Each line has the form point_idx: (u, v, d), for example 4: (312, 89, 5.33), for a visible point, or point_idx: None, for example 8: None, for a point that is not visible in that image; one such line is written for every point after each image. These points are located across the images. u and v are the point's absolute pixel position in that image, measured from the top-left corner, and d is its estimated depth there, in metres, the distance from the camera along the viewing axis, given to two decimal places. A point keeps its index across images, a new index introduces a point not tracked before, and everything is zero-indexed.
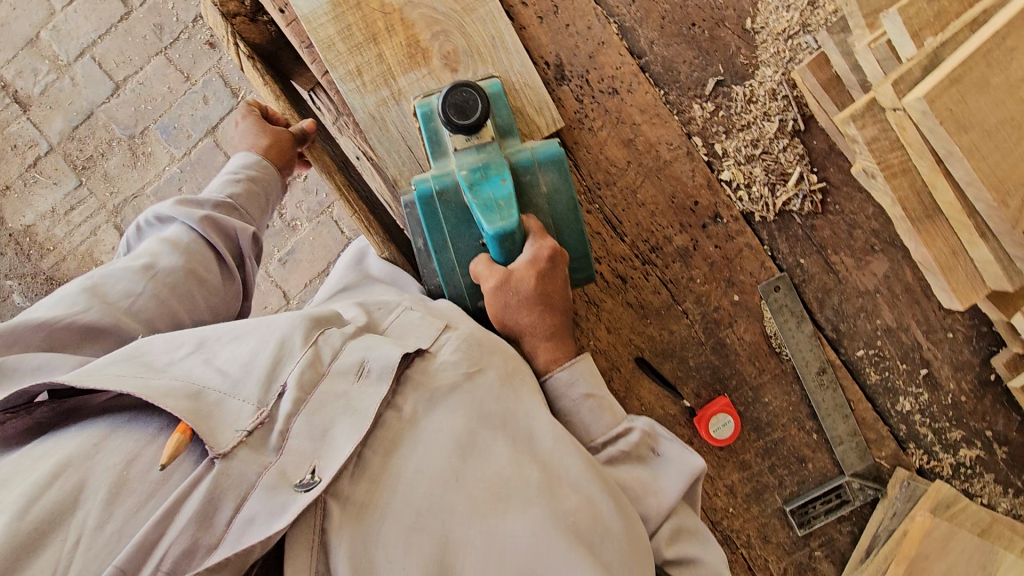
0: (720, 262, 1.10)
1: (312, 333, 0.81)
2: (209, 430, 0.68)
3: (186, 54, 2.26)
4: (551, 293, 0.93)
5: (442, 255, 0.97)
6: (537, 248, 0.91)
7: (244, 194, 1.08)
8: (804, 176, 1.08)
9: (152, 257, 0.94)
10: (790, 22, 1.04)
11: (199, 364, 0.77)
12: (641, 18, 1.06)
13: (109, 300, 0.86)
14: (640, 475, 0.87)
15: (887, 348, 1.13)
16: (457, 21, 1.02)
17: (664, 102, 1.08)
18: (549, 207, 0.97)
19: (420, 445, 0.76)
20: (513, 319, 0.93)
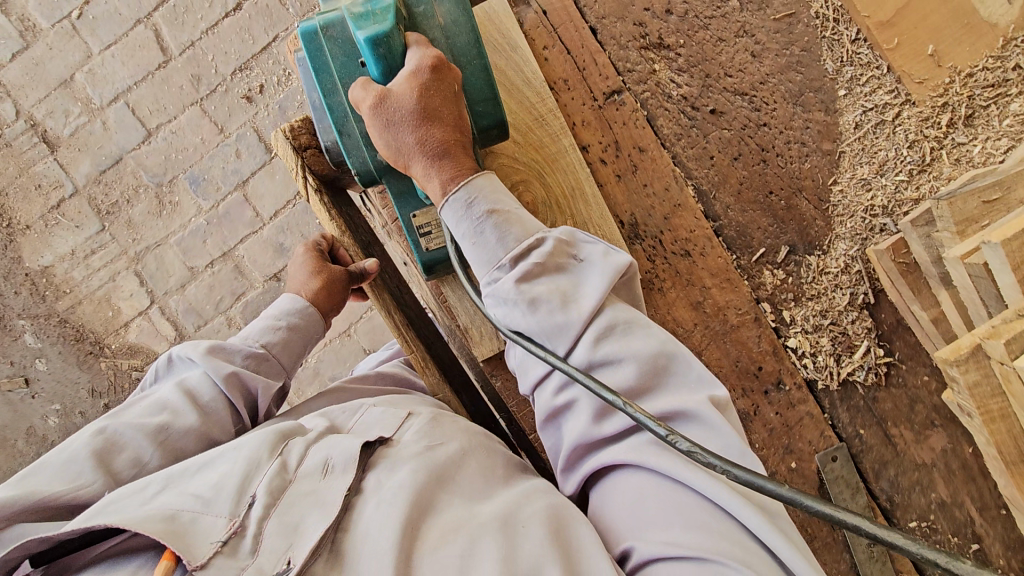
0: (780, 429, 1.09)
1: (277, 446, 0.78)
2: (186, 547, 0.65)
3: (222, 107, 2.23)
4: (440, 117, 0.79)
5: (335, 100, 0.85)
6: (420, 60, 0.78)
7: (281, 344, 1.01)
8: (871, 348, 1.08)
9: (168, 411, 0.87)
10: (871, 201, 1.03)
11: (171, 493, 0.73)
12: (719, 182, 1.05)
13: (115, 474, 0.79)
14: (559, 286, 0.76)
15: (940, 522, 1.12)
16: (537, 171, 0.99)
17: (735, 266, 1.07)
18: (446, 41, 0.84)
19: (379, 507, 0.70)
20: (402, 149, 0.79)
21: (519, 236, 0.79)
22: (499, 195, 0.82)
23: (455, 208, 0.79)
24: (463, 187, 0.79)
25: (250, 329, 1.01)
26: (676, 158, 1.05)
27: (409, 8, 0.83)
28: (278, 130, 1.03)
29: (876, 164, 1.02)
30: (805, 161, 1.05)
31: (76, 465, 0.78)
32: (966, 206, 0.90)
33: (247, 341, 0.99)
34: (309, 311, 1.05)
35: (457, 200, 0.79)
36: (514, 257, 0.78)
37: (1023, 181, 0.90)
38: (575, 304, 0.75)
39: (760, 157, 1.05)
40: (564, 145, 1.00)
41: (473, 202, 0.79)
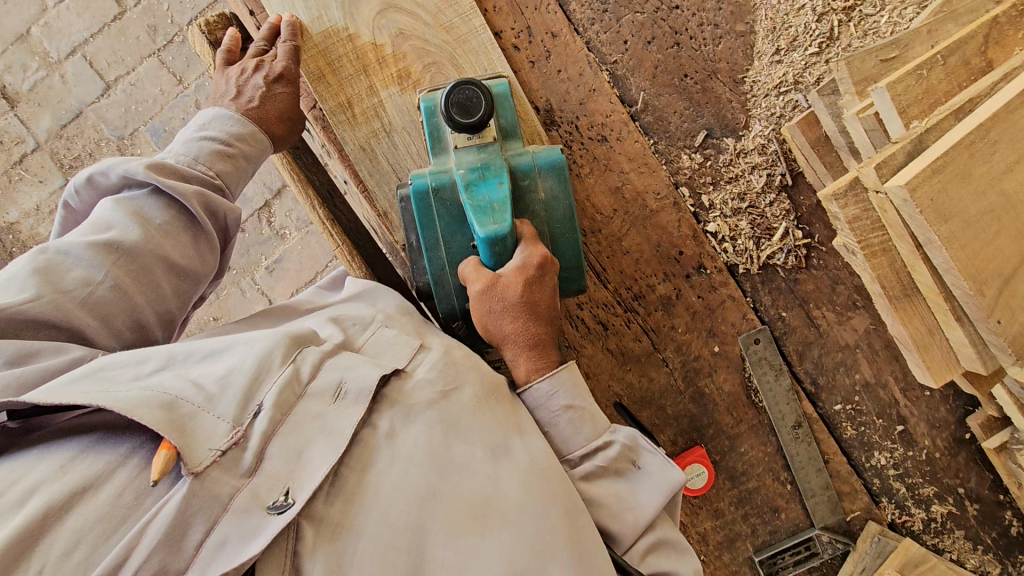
0: (702, 312, 1.10)
1: (290, 349, 0.74)
2: (187, 444, 0.62)
3: (179, 57, 2.23)
4: (543, 349, 0.84)
5: (433, 253, 0.89)
6: (527, 255, 0.83)
7: (234, 173, 0.88)
8: (790, 231, 1.09)
9: (114, 229, 0.76)
10: (782, 78, 1.04)
11: (171, 377, 0.68)
12: (634, 67, 1.06)
13: (62, 290, 0.70)
14: (600, 424, 0.83)
15: (865, 403, 1.14)
16: (448, 53, 1.01)
17: (653, 151, 1.08)
18: (547, 215, 0.89)
19: (394, 464, 0.70)
20: (499, 331, 0.84)
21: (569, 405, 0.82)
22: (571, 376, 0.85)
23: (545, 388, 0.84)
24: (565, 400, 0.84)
25: (191, 147, 0.86)
26: (590, 43, 1.05)
27: (516, 180, 0.88)
28: (193, 24, 1.05)
29: (786, 41, 1.03)
30: (718, 43, 1.06)
31: (15, 283, 0.69)
32: (865, 65, 0.90)
33: (197, 164, 0.85)
34: (240, 128, 0.90)
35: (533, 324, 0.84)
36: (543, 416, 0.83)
37: (919, 39, 0.91)
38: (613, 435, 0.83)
39: (674, 40, 1.06)
40: (475, 26, 1.01)
41: (570, 413, 0.83)
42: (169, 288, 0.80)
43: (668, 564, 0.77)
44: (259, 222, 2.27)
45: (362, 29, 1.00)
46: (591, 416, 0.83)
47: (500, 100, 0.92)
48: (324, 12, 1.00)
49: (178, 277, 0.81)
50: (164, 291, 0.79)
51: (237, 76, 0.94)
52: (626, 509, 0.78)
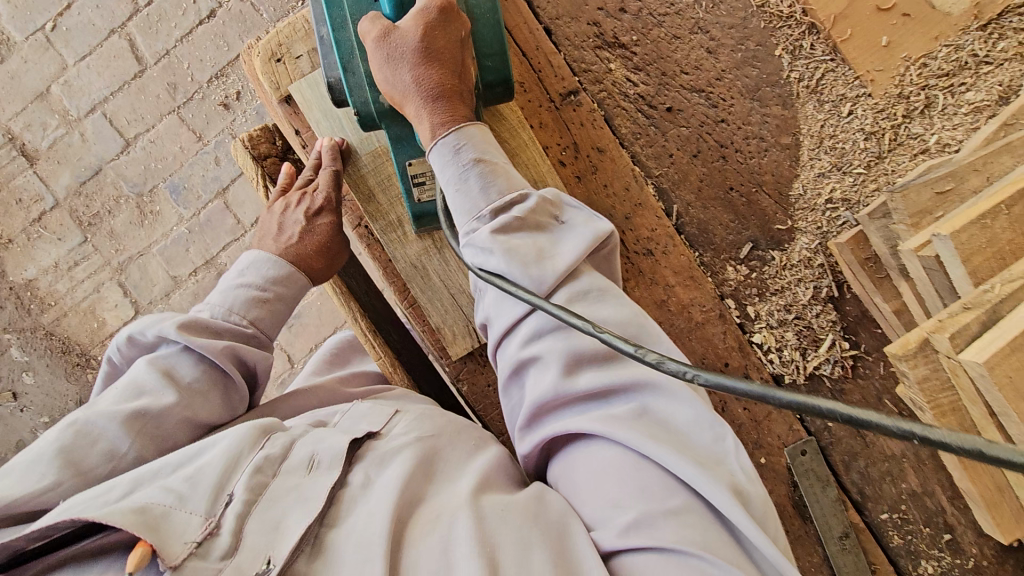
0: (748, 424, 1.09)
1: (258, 438, 0.71)
2: (162, 539, 0.58)
3: (199, 115, 2.22)
4: (443, 53, 0.79)
5: (399, 143, 0.88)
6: (479, 113, 0.81)
7: (268, 318, 0.86)
8: (836, 342, 1.08)
9: (145, 396, 0.73)
10: (829, 192, 1.03)
11: (140, 488, 0.64)
12: (679, 180, 1.05)
13: (83, 473, 0.66)
14: (538, 241, 0.75)
15: (911, 512, 1.12)
16: None
17: (698, 263, 1.07)
18: (504, 88, 0.86)
19: (366, 500, 0.64)
20: (399, 85, 0.79)
21: (503, 189, 0.78)
22: (489, 147, 0.81)
23: (442, 151, 0.79)
24: (454, 132, 0.79)
25: (226, 297, 0.85)
26: (635, 158, 1.05)
27: None
28: (237, 140, 1.05)
29: (834, 157, 1.02)
30: (764, 157, 1.05)
31: (36, 466, 0.65)
32: (920, 197, 0.89)
33: (231, 315, 0.83)
34: (277, 270, 0.88)
35: (446, 143, 0.79)
36: (493, 209, 0.76)
37: (974, 172, 0.90)
38: (551, 260, 0.74)
39: (719, 154, 1.05)
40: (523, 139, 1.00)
41: (462, 148, 0.79)
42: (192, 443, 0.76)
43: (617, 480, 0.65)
44: None
45: None
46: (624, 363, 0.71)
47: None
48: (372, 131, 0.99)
49: (200, 429, 0.77)
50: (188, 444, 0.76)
51: (281, 211, 0.94)
52: (543, 260, 0.74)
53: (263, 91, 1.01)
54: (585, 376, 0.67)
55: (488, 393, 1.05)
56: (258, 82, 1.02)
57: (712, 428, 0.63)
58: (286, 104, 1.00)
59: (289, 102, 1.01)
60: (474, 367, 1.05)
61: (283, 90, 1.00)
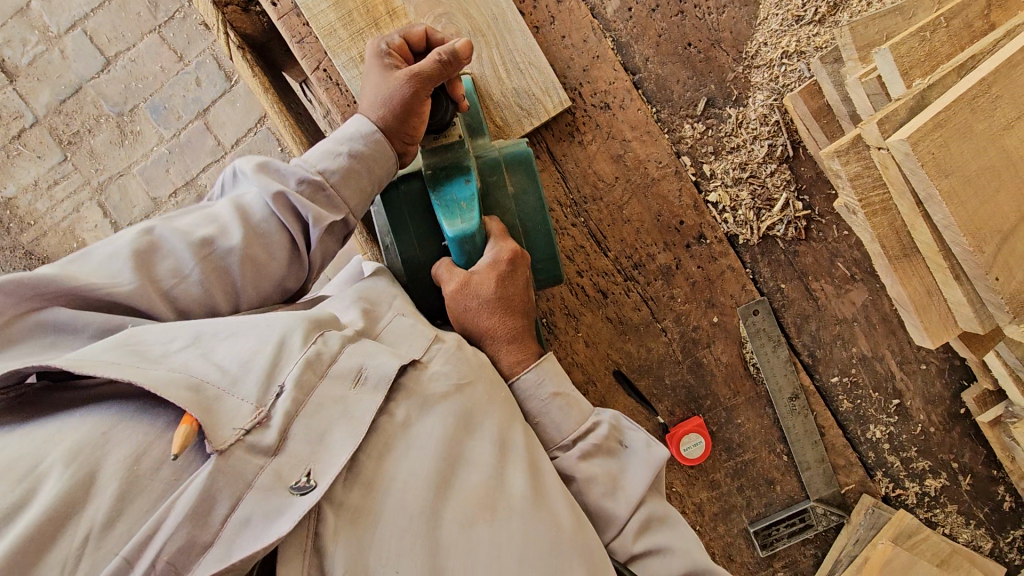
0: (702, 283, 1.10)
1: (311, 337, 0.73)
2: (212, 423, 0.63)
3: (180, 34, 2.21)
4: (513, 301, 0.88)
5: (409, 258, 0.95)
6: (498, 251, 0.88)
7: (342, 174, 0.82)
8: (790, 202, 1.09)
9: (210, 223, 0.78)
10: (785, 46, 1.04)
11: (195, 358, 0.68)
12: (637, 35, 1.06)
13: (158, 284, 0.73)
14: (610, 469, 0.82)
15: (862, 376, 1.14)
16: (460, 5, 1.02)
17: (656, 119, 1.08)
18: (516, 209, 0.95)
19: (410, 450, 0.72)
20: (476, 326, 0.87)
21: (576, 421, 0.84)
22: (562, 375, 0.88)
23: (525, 384, 0.85)
24: (533, 367, 0.86)
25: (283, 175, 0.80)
26: (595, 11, 1.06)
27: (485, 179, 0.93)
28: None
29: (791, 11, 1.03)
30: (722, 12, 1.05)
31: (116, 262, 0.72)
32: (869, 31, 0.90)
33: (301, 162, 0.81)
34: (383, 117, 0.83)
35: (528, 379, 0.85)
36: (572, 438, 0.83)
37: (924, 6, 0.91)
38: (622, 487, 0.81)
39: (678, 9, 1.06)
40: None
41: (542, 382, 0.85)
42: (281, 271, 0.82)
43: (661, 539, 0.79)
44: None
45: None
46: (576, 403, 0.86)
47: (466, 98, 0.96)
48: None
49: (265, 279, 0.81)
50: (277, 268, 0.81)
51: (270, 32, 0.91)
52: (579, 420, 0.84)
53: None
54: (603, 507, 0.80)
55: None
56: None
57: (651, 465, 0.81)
58: None
59: None
60: None
61: None
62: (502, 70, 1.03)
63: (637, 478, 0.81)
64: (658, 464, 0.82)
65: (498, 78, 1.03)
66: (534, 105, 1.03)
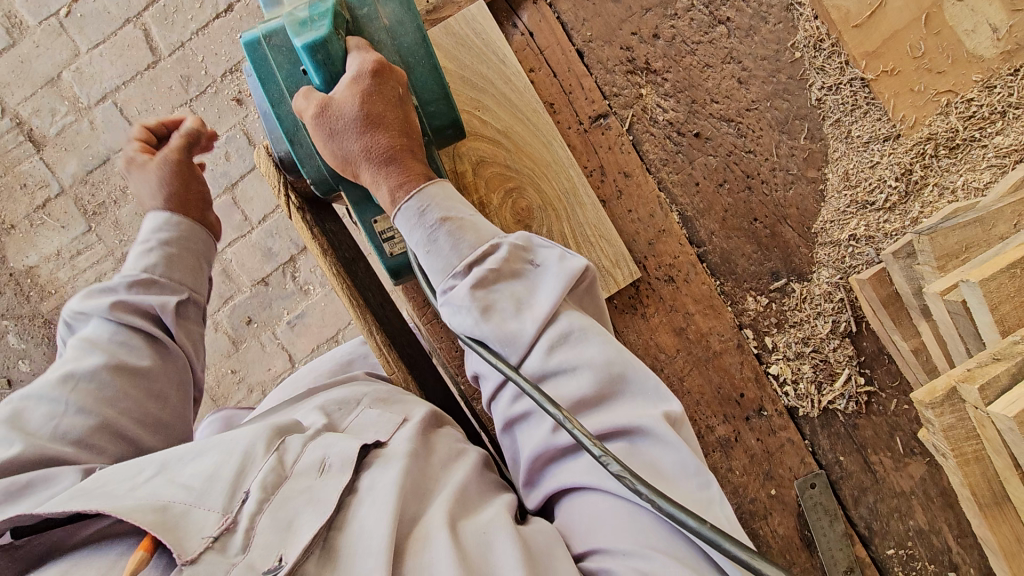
0: (760, 455, 1.09)
1: (274, 441, 0.73)
2: (176, 538, 0.60)
3: (211, 109, 2.19)
4: (385, 118, 0.76)
5: (299, 136, 0.85)
6: (361, 63, 0.76)
7: (176, 251, 0.94)
8: (852, 376, 1.08)
9: (71, 361, 0.81)
10: (854, 229, 1.03)
11: (159, 483, 0.67)
12: (703, 209, 1.05)
13: (27, 431, 0.73)
14: (514, 292, 0.73)
15: (918, 549, 1.12)
16: (529, 177, 0.99)
17: (719, 292, 1.06)
18: (393, 41, 0.82)
19: (364, 506, 0.66)
20: (350, 157, 0.78)
21: (474, 243, 0.75)
22: (455, 202, 0.78)
23: (409, 216, 0.76)
24: (416, 195, 0.77)
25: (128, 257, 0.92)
26: (661, 184, 1.04)
27: (352, 10, 0.80)
28: (261, 147, 1.05)
29: (861, 195, 1.02)
30: (789, 189, 1.05)
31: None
32: (947, 241, 0.90)
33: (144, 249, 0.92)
34: None
35: (410, 208, 0.76)
36: (466, 264, 0.74)
37: (1003, 218, 0.90)
38: (528, 309, 0.72)
39: (746, 184, 1.05)
40: (555, 149, 0.99)
41: (426, 211, 0.76)
42: (155, 368, 0.85)
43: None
44: (283, 277, 2.19)
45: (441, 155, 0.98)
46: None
47: None
48: None
49: (143, 380, 0.84)
50: (156, 368, 0.86)
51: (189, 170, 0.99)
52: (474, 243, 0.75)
53: None
54: (524, 359, 0.70)
55: None
56: None
57: (559, 274, 0.72)
58: None
59: None
60: None
61: None
62: (572, 242, 1.00)
63: (546, 295, 0.72)
64: (574, 275, 0.72)
65: (568, 250, 1.00)
66: (603, 278, 1.01)
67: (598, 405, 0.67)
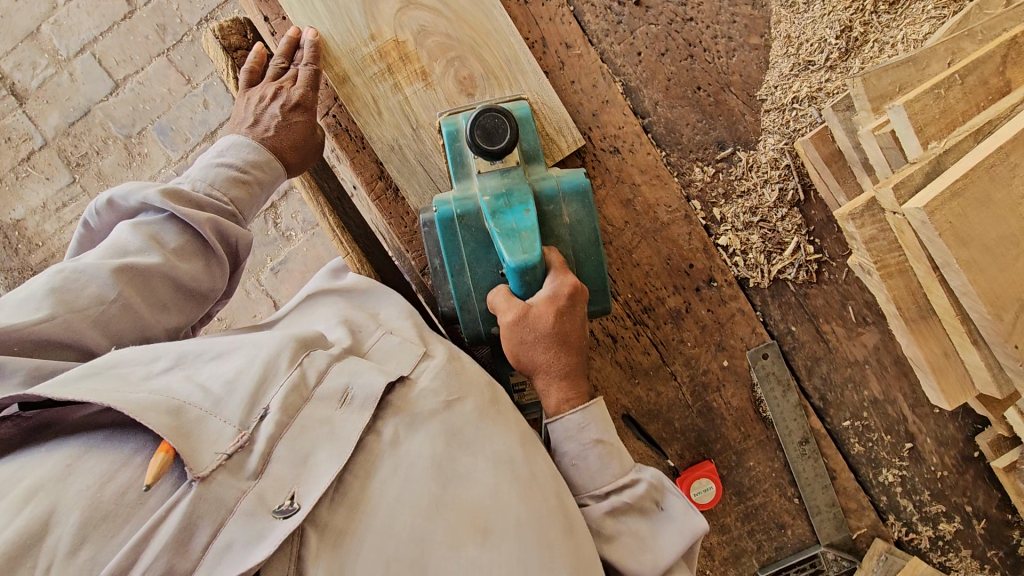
0: (712, 326, 1.10)
1: (296, 356, 0.75)
2: (191, 451, 0.64)
3: (188, 56, 2.21)
4: (568, 332, 0.82)
5: (460, 280, 0.88)
6: (557, 284, 0.81)
7: (245, 199, 0.89)
8: (801, 245, 1.08)
9: (132, 255, 0.78)
10: (796, 92, 1.03)
11: (178, 381, 0.70)
12: (647, 79, 1.06)
13: (76, 310, 0.72)
14: (629, 489, 0.81)
15: (874, 420, 1.13)
16: (470, 46, 1.00)
17: (665, 163, 1.07)
18: (570, 240, 0.88)
19: (399, 473, 0.71)
20: (531, 361, 0.82)
21: (596, 435, 0.82)
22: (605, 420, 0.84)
23: (567, 427, 0.82)
24: (579, 411, 0.82)
25: (207, 172, 0.87)
26: (604, 55, 1.05)
27: (542, 208, 0.87)
28: (207, 28, 1.05)
29: (802, 57, 1.03)
30: (732, 56, 1.05)
31: (31, 304, 0.70)
32: (880, 82, 0.90)
33: (213, 191, 0.86)
34: None
35: (572, 422, 0.82)
36: (603, 484, 0.81)
37: (936, 57, 0.90)
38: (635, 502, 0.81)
39: (688, 53, 1.05)
40: (494, 16, 1.00)
41: (585, 428, 0.82)
42: (201, 279, 0.84)
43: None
44: (265, 224, 2.22)
45: (382, 27, 0.99)
46: (618, 452, 0.83)
47: (522, 123, 0.91)
48: (345, 12, 0.99)
49: (164, 291, 0.80)
50: (202, 276, 0.84)
51: (255, 104, 0.94)
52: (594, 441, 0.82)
53: None
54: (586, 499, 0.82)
55: None
56: None
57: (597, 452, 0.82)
58: None
59: None
60: None
61: None
62: None
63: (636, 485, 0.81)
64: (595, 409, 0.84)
65: None
66: (546, 146, 1.02)
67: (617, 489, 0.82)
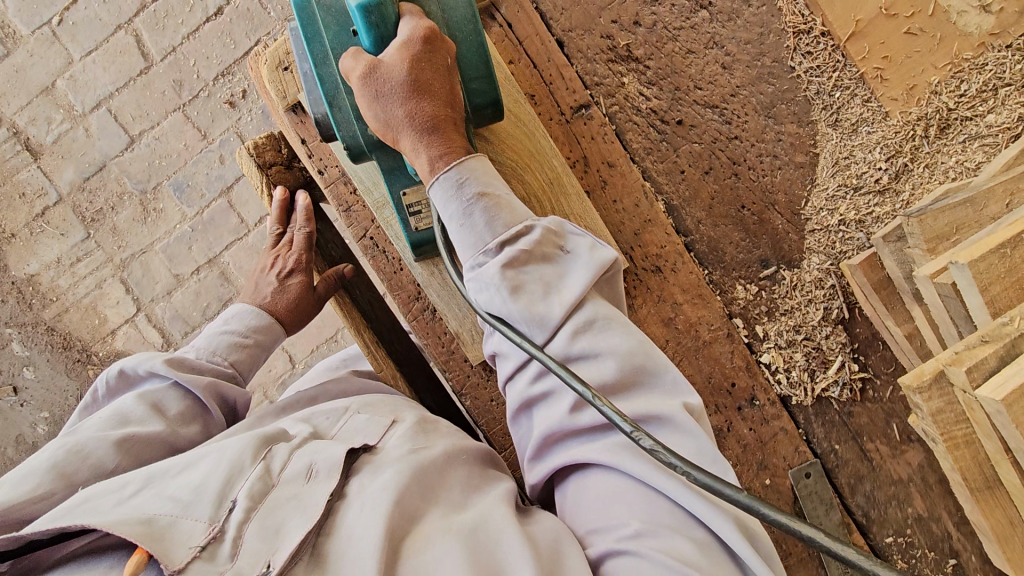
0: (753, 445, 1.07)
1: (260, 451, 0.73)
2: (163, 549, 0.60)
3: (204, 112, 2.19)
4: (432, 84, 0.75)
5: (324, 70, 0.78)
6: (413, 28, 0.74)
7: (247, 361, 0.95)
8: (846, 363, 1.06)
9: (132, 424, 0.79)
10: (842, 213, 1.01)
11: (146, 495, 0.67)
12: (690, 197, 1.04)
13: (73, 479, 0.71)
14: (545, 275, 0.74)
15: (917, 537, 1.09)
16: (513, 171, 0.97)
17: (708, 281, 1.05)
18: (440, 13, 0.80)
19: (364, 508, 0.66)
20: (391, 121, 0.75)
21: (507, 222, 0.76)
22: (490, 179, 0.78)
23: (444, 186, 0.75)
24: (454, 166, 0.76)
25: (212, 342, 0.93)
26: (646, 173, 1.04)
27: None
28: (242, 146, 1.04)
29: (850, 177, 1.00)
30: (777, 174, 1.03)
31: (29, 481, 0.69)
32: (936, 223, 0.88)
33: (215, 357, 0.92)
34: None
35: (448, 178, 0.76)
36: (499, 242, 0.74)
37: (993, 197, 0.88)
38: (558, 293, 0.72)
39: (732, 171, 1.03)
40: (536, 136, 0.98)
41: (464, 183, 0.76)
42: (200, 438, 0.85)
43: (598, 341, 0.70)
44: None
45: None
46: (507, 206, 0.77)
47: None
48: None
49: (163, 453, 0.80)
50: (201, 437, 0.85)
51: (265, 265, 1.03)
52: (551, 296, 0.72)
53: (270, 97, 1.00)
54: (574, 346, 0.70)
55: (491, 408, 1.04)
56: (263, 87, 1.01)
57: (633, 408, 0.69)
58: (293, 113, 1.00)
59: (295, 111, 1.00)
60: (479, 382, 1.04)
61: (290, 98, 0.99)
62: None
63: (576, 282, 0.73)
64: (604, 264, 0.74)
65: None
66: None
67: (618, 394, 0.68)
